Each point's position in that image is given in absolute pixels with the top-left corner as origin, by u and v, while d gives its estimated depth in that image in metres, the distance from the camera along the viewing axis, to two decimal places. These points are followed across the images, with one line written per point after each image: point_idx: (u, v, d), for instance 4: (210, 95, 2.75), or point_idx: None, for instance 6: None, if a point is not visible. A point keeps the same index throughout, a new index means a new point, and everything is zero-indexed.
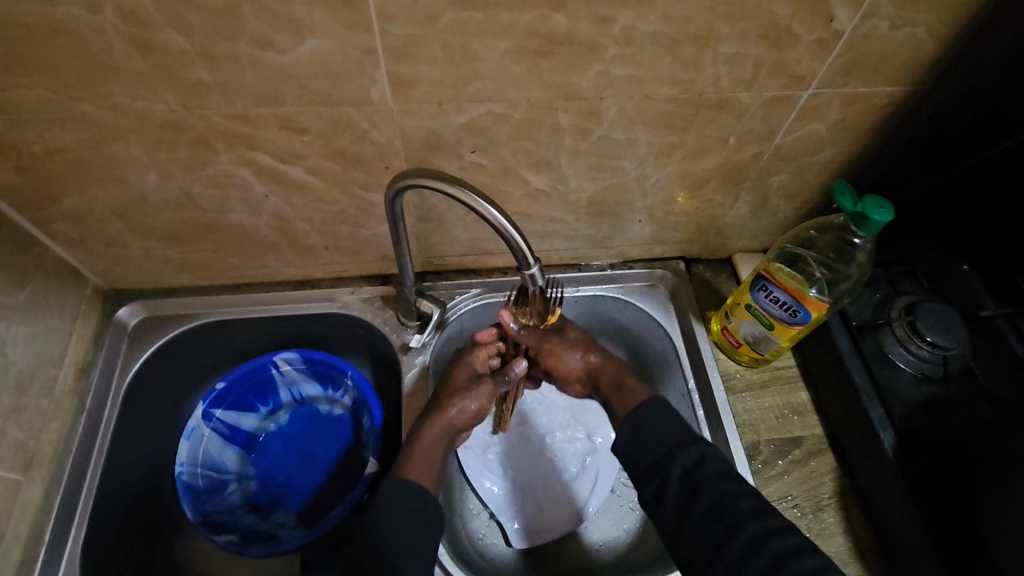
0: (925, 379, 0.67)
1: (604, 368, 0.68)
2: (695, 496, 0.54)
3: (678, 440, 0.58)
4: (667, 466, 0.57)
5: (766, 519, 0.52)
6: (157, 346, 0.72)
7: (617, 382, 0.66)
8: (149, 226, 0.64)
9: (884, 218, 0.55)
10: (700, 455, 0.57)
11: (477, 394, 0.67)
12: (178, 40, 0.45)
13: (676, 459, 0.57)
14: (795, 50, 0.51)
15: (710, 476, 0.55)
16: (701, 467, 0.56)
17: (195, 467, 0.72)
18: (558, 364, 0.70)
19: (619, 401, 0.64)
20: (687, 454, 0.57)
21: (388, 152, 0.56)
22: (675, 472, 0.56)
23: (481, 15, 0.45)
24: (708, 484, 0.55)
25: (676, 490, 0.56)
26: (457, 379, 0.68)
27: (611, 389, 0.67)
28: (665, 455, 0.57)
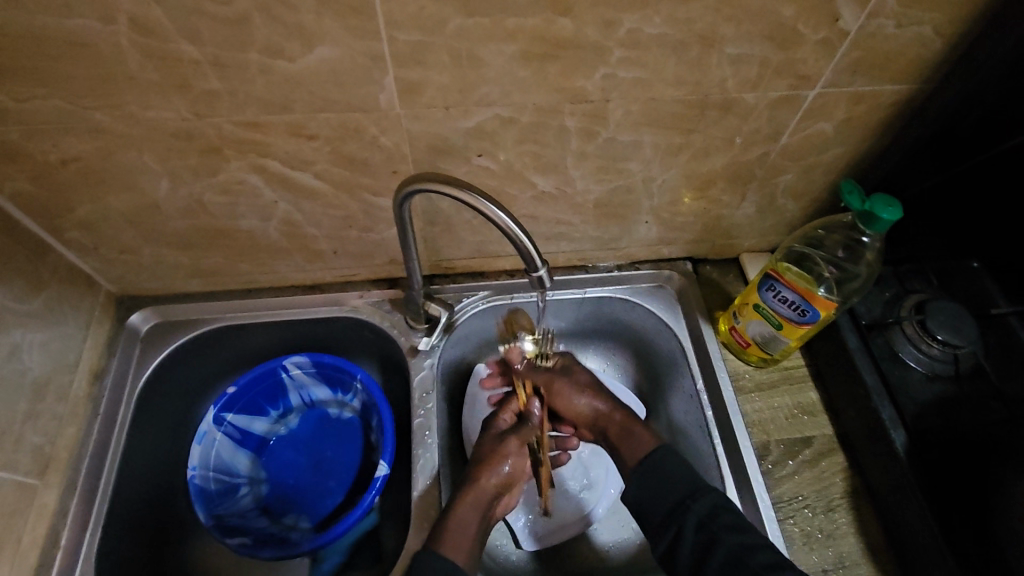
0: (936, 378, 0.67)
1: (611, 416, 0.67)
2: (711, 547, 0.53)
3: (689, 490, 0.57)
4: (681, 516, 0.55)
5: (787, 570, 0.50)
6: (169, 351, 0.72)
7: (625, 433, 0.65)
8: (162, 233, 0.64)
9: (892, 217, 0.55)
10: (713, 507, 0.55)
11: (511, 451, 0.65)
12: (189, 50, 0.45)
13: (690, 510, 0.55)
14: (801, 50, 0.52)
15: (726, 526, 0.54)
16: (716, 518, 0.54)
17: (208, 470, 0.73)
18: (564, 404, 0.70)
19: (626, 448, 0.64)
20: (700, 504, 0.55)
21: (396, 157, 0.57)
22: (689, 523, 0.55)
23: (488, 21, 0.46)
24: (724, 536, 0.53)
25: (692, 539, 0.54)
26: (485, 441, 0.66)
27: (618, 436, 0.66)
28: (678, 504, 0.56)
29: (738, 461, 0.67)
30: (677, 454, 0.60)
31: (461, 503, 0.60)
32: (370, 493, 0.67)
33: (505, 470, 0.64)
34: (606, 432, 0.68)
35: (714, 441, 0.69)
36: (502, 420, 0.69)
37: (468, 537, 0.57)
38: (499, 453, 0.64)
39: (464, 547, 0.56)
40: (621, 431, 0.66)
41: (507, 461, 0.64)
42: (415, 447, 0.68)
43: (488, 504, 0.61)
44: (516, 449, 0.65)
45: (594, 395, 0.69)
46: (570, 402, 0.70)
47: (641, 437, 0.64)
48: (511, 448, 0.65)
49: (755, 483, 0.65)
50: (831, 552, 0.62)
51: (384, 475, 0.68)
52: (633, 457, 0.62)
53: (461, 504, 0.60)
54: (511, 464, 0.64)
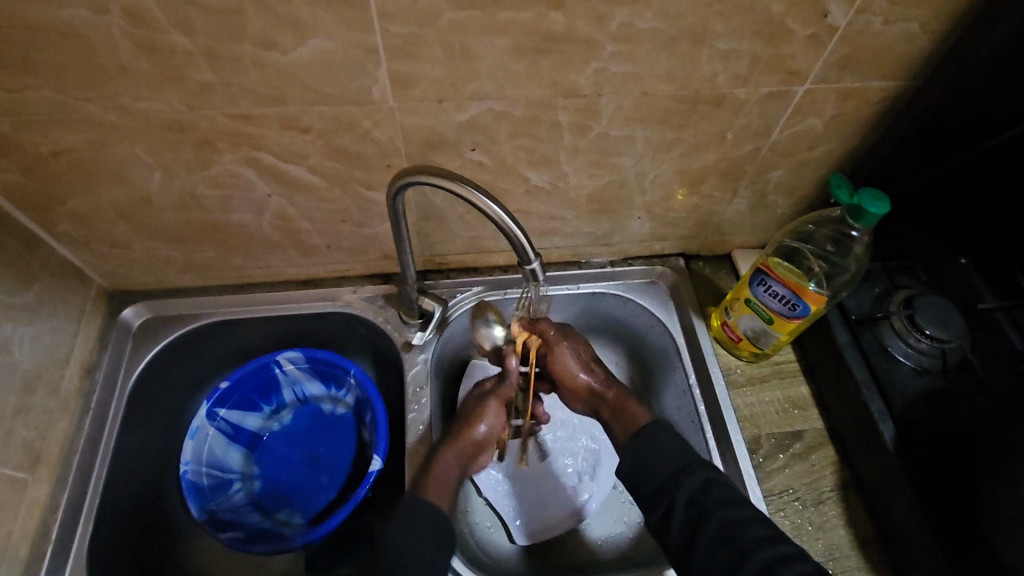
0: (924, 372, 0.68)
1: (605, 394, 0.66)
2: (703, 520, 0.53)
3: (681, 465, 0.56)
4: (672, 490, 0.55)
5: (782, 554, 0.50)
6: (161, 346, 0.72)
7: (618, 411, 0.65)
8: (154, 226, 0.64)
9: (880, 211, 0.55)
10: (705, 480, 0.55)
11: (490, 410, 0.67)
12: (182, 41, 0.45)
13: (682, 484, 0.55)
14: (791, 45, 0.52)
15: (718, 501, 0.53)
16: (707, 493, 0.54)
17: (200, 466, 0.73)
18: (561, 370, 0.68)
19: (620, 428, 0.63)
20: (691, 479, 0.55)
21: (389, 151, 0.57)
22: (681, 497, 0.55)
23: (480, 14, 0.46)
24: (716, 510, 0.53)
25: (684, 513, 0.54)
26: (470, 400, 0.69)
27: (612, 416, 0.65)
28: (668, 479, 0.56)
29: (730, 455, 0.68)
30: (668, 427, 0.60)
31: (441, 459, 0.63)
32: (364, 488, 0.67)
33: (483, 430, 0.66)
34: (599, 411, 0.67)
35: (705, 435, 0.70)
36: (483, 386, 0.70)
37: (446, 489, 0.61)
38: (479, 413, 0.67)
39: (447, 497, 0.60)
40: (614, 412, 0.65)
41: (484, 420, 0.67)
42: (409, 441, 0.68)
43: (468, 460, 0.65)
44: (497, 409, 0.68)
45: (589, 371, 0.68)
46: (569, 370, 0.68)
47: (634, 415, 0.63)
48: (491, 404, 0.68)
49: (746, 476, 0.66)
50: (821, 544, 0.63)
51: (378, 469, 0.69)
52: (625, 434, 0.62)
53: (442, 458, 0.63)
54: (489, 423, 0.67)
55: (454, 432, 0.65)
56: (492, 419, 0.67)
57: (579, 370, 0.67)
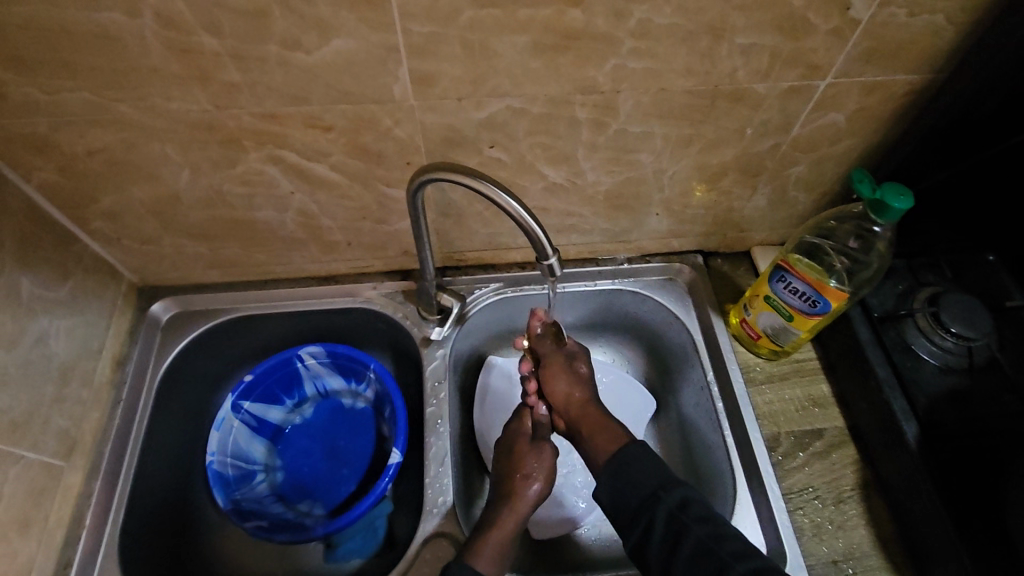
0: (950, 370, 0.66)
1: (586, 407, 0.65)
2: (681, 536, 0.53)
3: (660, 483, 0.56)
4: (651, 509, 0.55)
5: (753, 559, 0.51)
6: (188, 340, 0.74)
7: (595, 429, 0.63)
8: (182, 223, 0.66)
9: (904, 206, 0.53)
10: (683, 497, 0.55)
11: (539, 466, 0.64)
12: (211, 43, 0.47)
13: (659, 503, 0.55)
14: (812, 39, 0.52)
15: (695, 518, 0.53)
16: (687, 508, 0.54)
17: (225, 457, 0.74)
18: (551, 386, 0.67)
19: (599, 441, 0.62)
20: (670, 495, 0.55)
21: (410, 149, 0.58)
22: (661, 514, 0.54)
23: (500, 12, 0.46)
24: (693, 527, 0.53)
25: (663, 529, 0.54)
26: (518, 462, 0.64)
27: (590, 430, 0.63)
28: (650, 495, 0.56)
29: (749, 453, 0.67)
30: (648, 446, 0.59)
31: (489, 536, 0.58)
32: (382, 480, 0.68)
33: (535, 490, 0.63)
34: (578, 429, 0.65)
35: (724, 434, 0.69)
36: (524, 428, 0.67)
37: (499, 564, 0.57)
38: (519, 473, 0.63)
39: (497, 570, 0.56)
40: (594, 427, 0.63)
41: (534, 481, 0.63)
42: (428, 436, 0.69)
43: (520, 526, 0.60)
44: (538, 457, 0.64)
45: (581, 386, 0.67)
46: (559, 386, 0.67)
47: (614, 431, 0.62)
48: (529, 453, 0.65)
49: (764, 474, 0.65)
50: (841, 544, 0.62)
51: (398, 462, 0.70)
52: (602, 449, 0.61)
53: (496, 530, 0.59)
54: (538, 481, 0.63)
55: (507, 496, 0.62)
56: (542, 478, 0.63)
57: (572, 386, 0.67)
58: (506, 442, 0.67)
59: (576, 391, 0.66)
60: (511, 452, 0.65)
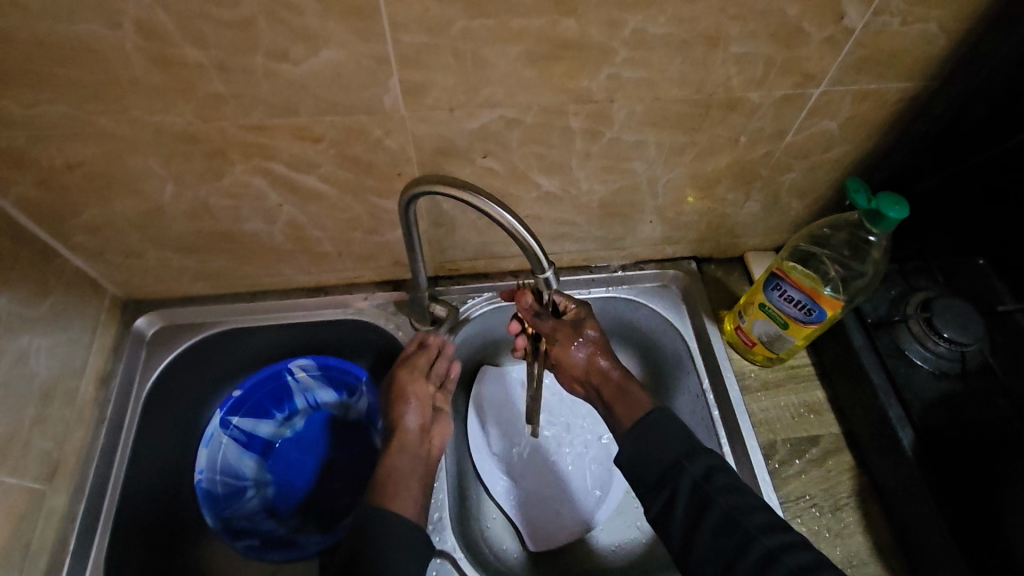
0: (943, 376, 0.67)
1: (609, 373, 0.65)
2: (704, 509, 0.54)
3: (684, 451, 0.57)
4: (675, 478, 0.56)
5: (780, 532, 0.51)
6: (174, 355, 0.73)
7: (621, 392, 0.64)
8: (167, 236, 0.64)
9: (900, 215, 0.53)
10: (707, 468, 0.56)
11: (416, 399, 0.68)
12: (195, 54, 0.45)
13: (685, 471, 0.56)
14: (806, 48, 0.51)
15: (719, 489, 0.54)
16: (711, 482, 0.55)
17: (215, 474, 0.73)
18: (564, 357, 0.66)
19: (623, 410, 0.63)
20: (694, 466, 0.56)
21: (401, 160, 0.57)
22: (684, 485, 0.55)
23: (492, 22, 0.45)
24: (718, 498, 0.54)
25: (687, 499, 0.55)
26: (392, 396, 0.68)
27: (613, 397, 0.65)
28: (672, 467, 0.56)
29: (744, 460, 0.67)
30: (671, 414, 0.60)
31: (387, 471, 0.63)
32: None
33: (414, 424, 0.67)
34: (600, 391, 0.66)
35: (721, 447, 0.69)
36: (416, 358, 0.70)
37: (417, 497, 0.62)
38: (404, 401, 0.67)
39: (415, 502, 0.62)
40: (618, 392, 0.64)
41: (409, 413, 0.67)
42: None
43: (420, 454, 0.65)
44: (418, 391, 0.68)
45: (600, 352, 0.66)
46: (570, 354, 0.66)
47: (637, 398, 0.63)
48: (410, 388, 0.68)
49: (761, 483, 0.65)
50: (839, 552, 0.62)
51: None
52: (627, 417, 0.62)
53: (397, 458, 0.64)
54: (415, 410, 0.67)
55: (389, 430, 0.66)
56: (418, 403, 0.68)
57: (590, 353, 0.66)
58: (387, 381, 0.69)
59: (598, 359, 0.66)
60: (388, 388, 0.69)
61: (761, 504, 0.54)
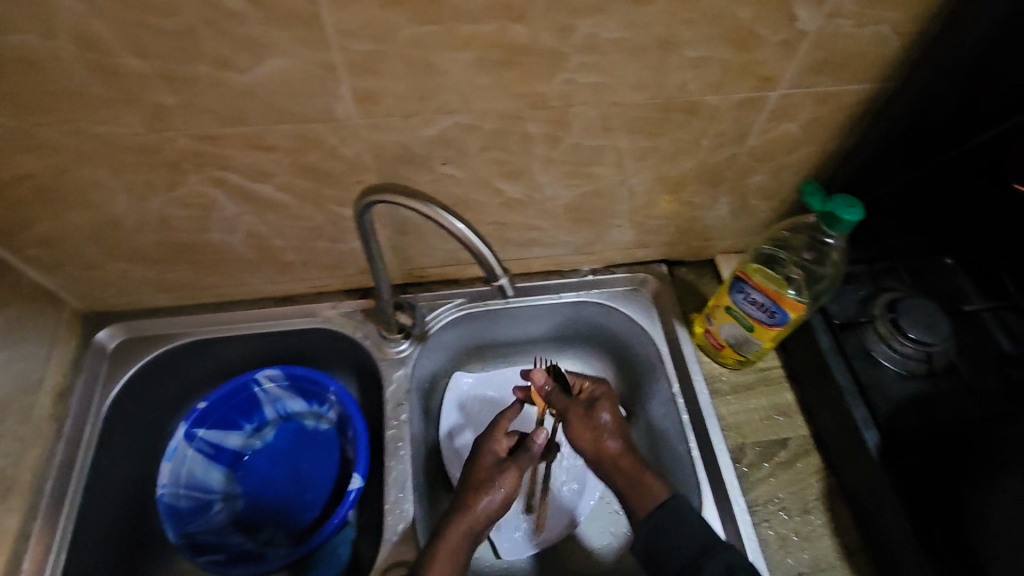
0: (910, 376, 0.66)
1: (619, 460, 0.63)
2: None
3: (703, 546, 0.54)
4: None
5: None
6: (135, 369, 0.71)
7: (633, 480, 0.61)
8: (124, 248, 0.63)
9: (854, 218, 0.53)
10: (728, 565, 0.53)
11: (505, 480, 0.63)
12: (137, 64, 0.44)
13: (704, 567, 0.53)
14: (761, 51, 0.51)
15: None
16: None
17: (178, 488, 0.72)
18: (583, 439, 0.66)
19: (635, 495, 0.60)
20: (714, 563, 0.53)
21: (359, 167, 0.56)
22: None
23: (441, 28, 0.45)
24: None
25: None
26: (482, 468, 0.64)
27: (626, 483, 0.62)
28: (691, 562, 0.54)
29: (713, 464, 0.67)
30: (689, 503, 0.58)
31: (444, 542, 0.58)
32: (343, 507, 0.66)
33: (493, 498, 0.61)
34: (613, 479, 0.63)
35: (689, 448, 0.69)
36: (495, 445, 0.67)
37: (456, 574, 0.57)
38: (494, 479, 0.63)
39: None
40: (631, 482, 0.61)
41: (500, 487, 0.62)
42: (388, 459, 0.68)
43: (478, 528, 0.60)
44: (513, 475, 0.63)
45: (613, 435, 0.65)
46: (590, 439, 0.65)
47: (650, 486, 0.60)
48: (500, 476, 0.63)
49: (728, 487, 0.65)
50: (807, 556, 0.62)
51: (357, 489, 0.68)
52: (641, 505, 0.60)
53: (454, 530, 0.59)
54: (504, 488, 0.62)
55: (463, 502, 0.61)
56: (508, 487, 0.62)
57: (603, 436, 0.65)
58: (474, 454, 0.67)
59: (607, 442, 0.64)
60: (474, 457, 0.66)
61: None
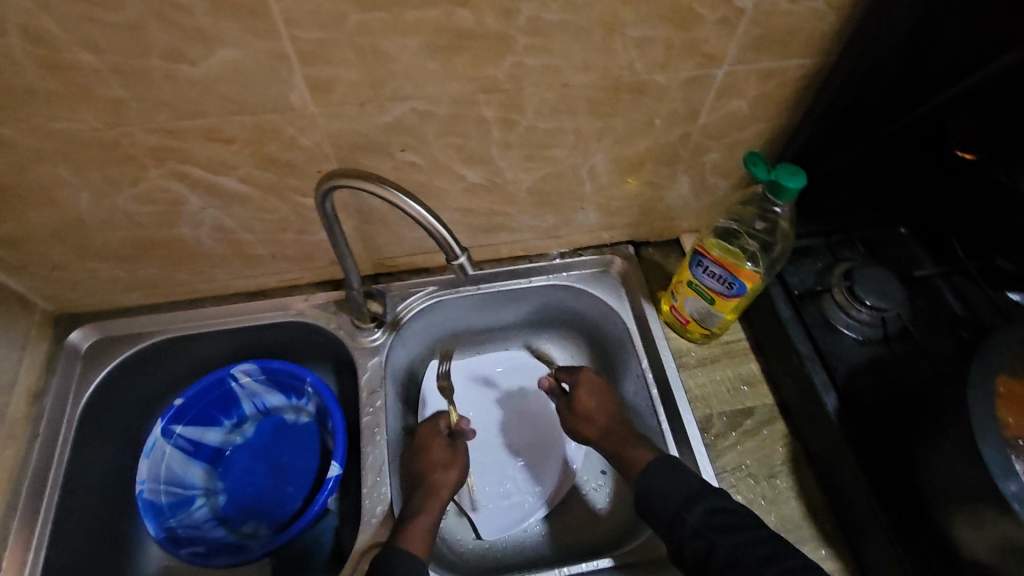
0: (867, 341, 0.69)
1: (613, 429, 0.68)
2: (710, 554, 0.52)
3: (685, 497, 0.56)
4: (676, 528, 0.55)
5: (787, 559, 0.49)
6: (111, 368, 0.72)
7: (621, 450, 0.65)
8: (91, 246, 0.64)
9: (798, 184, 0.55)
10: (706, 511, 0.55)
11: (446, 463, 0.68)
12: (88, 58, 0.45)
13: (685, 519, 0.55)
14: (702, 29, 0.53)
15: (718, 528, 0.53)
16: (710, 522, 0.54)
17: (157, 484, 0.72)
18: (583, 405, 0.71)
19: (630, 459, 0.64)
20: (693, 513, 0.55)
21: (318, 157, 0.57)
22: (687, 531, 0.54)
23: (386, 15, 0.46)
24: (719, 541, 0.52)
25: (690, 548, 0.53)
26: (433, 453, 0.69)
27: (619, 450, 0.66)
28: (680, 504, 0.56)
29: (682, 435, 0.69)
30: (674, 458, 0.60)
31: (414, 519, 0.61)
32: (323, 494, 0.67)
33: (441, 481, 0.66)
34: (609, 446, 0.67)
35: (659, 422, 0.70)
36: (440, 427, 0.72)
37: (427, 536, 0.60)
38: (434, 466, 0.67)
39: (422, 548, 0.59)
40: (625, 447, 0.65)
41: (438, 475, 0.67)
42: (364, 445, 0.68)
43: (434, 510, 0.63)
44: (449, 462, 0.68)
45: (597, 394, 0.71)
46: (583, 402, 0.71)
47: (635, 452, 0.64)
48: (438, 466, 0.68)
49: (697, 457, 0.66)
50: (774, 518, 0.64)
51: (337, 475, 0.69)
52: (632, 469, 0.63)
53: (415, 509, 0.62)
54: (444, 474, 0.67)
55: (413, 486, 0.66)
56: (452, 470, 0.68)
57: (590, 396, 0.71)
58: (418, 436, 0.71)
59: (593, 401, 0.71)
60: (424, 447, 0.70)
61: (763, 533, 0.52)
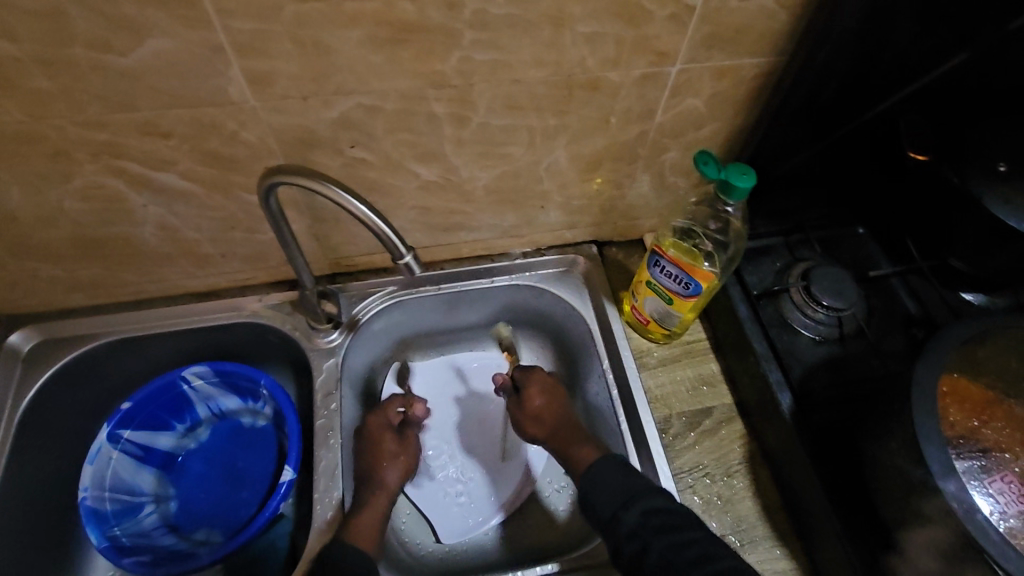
0: (823, 340, 0.69)
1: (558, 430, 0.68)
2: (645, 554, 0.51)
3: (625, 496, 0.56)
4: (614, 527, 0.54)
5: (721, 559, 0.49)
6: (52, 372, 0.69)
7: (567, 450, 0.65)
8: (27, 244, 0.61)
9: (747, 184, 0.55)
10: (644, 511, 0.54)
11: (392, 460, 0.68)
12: (8, 47, 0.43)
13: (623, 519, 0.54)
14: (652, 25, 0.52)
15: (656, 528, 0.52)
16: (648, 522, 0.53)
17: (102, 491, 0.69)
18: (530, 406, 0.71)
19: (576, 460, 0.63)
20: (631, 513, 0.54)
21: (263, 152, 0.56)
22: (625, 532, 0.54)
23: (324, 6, 0.45)
24: (654, 541, 0.51)
25: (627, 548, 0.53)
26: (383, 445, 0.69)
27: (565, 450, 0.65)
28: (620, 504, 0.55)
29: (640, 436, 0.68)
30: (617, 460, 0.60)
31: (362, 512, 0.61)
32: (274, 500, 0.65)
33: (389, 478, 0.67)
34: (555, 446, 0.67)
35: (619, 423, 0.69)
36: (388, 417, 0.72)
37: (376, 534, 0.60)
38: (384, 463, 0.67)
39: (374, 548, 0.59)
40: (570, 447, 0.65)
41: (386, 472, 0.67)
42: (317, 449, 0.67)
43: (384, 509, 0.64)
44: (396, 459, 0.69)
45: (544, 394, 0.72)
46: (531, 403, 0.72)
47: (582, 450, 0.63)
48: (387, 461, 0.68)
49: (655, 458, 0.66)
50: (730, 517, 0.64)
51: (289, 482, 0.66)
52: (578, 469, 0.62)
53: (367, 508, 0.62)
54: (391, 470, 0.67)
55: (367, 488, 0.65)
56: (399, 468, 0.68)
57: (537, 396, 0.72)
58: (368, 431, 0.70)
59: (537, 401, 0.71)
60: (376, 441, 0.69)
61: (697, 535, 0.51)
